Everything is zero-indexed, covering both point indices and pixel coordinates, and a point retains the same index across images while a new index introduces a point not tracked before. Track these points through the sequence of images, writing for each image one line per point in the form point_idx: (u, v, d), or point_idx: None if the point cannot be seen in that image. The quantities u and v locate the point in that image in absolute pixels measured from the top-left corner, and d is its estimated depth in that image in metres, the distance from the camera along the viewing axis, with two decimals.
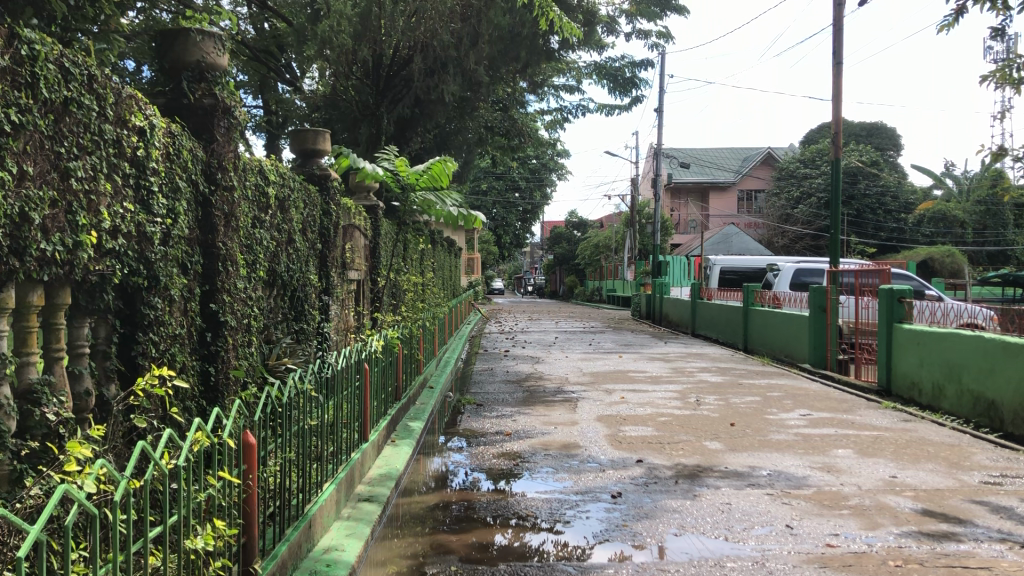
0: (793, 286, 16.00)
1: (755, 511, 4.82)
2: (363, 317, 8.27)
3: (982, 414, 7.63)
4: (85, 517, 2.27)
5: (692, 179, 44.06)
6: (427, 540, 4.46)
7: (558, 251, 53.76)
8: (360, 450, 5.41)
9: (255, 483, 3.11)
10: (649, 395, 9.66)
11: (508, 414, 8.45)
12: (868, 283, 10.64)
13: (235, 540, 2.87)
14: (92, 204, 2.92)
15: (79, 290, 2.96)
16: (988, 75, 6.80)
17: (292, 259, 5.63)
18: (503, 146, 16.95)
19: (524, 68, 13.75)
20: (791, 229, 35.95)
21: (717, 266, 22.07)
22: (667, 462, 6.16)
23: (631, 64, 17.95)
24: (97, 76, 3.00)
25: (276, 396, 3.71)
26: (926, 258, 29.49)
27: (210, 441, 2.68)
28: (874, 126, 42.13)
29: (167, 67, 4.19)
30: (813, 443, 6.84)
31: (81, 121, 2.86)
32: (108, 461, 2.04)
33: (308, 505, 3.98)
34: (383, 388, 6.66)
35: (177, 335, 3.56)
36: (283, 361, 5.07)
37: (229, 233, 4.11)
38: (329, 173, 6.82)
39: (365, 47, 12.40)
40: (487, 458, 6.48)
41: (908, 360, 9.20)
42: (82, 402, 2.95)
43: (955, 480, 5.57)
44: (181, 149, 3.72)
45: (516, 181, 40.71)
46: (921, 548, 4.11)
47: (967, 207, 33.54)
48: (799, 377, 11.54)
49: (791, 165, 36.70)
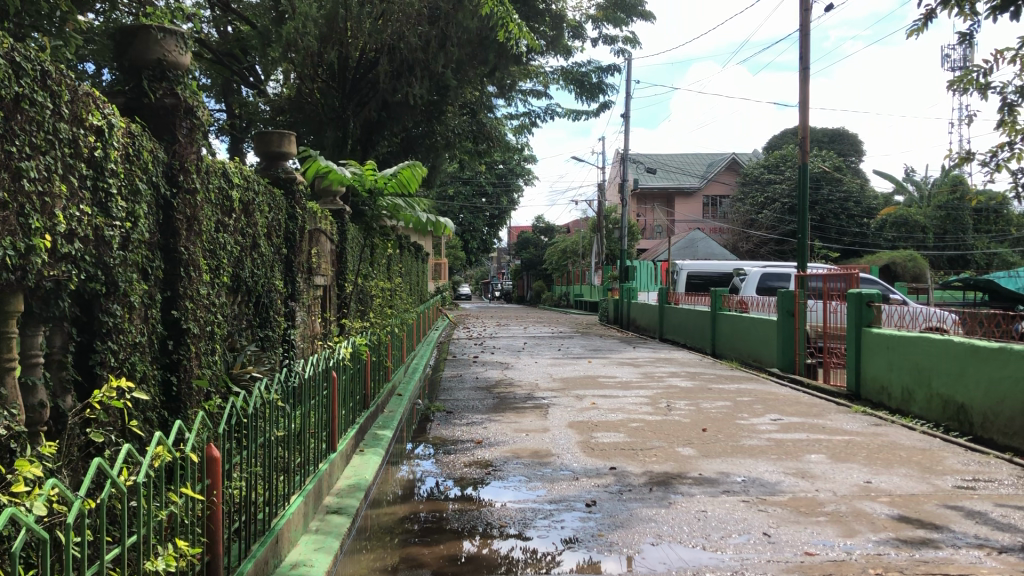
0: (760, 291, 16.06)
1: (731, 519, 4.76)
2: (331, 325, 8.11)
3: (952, 418, 7.64)
4: (34, 538, 2.09)
5: (658, 184, 44.23)
6: (397, 554, 4.32)
7: (526, 256, 53.80)
8: (328, 461, 5.26)
9: (220, 497, 2.96)
10: (619, 400, 9.59)
11: (478, 421, 8.33)
12: (835, 288, 10.65)
13: (198, 558, 2.71)
14: (46, 206, 2.79)
15: (32, 297, 2.86)
16: (953, 80, 6.81)
17: (256, 264, 5.48)
18: (469, 150, 16.81)
19: (492, 72, 13.46)
20: (756, 234, 36.13)
21: (683, 271, 22.13)
22: (640, 470, 6.09)
23: (597, 70, 17.93)
24: (51, 71, 2.86)
25: (240, 406, 3.57)
26: (888, 262, 29.75)
27: (173, 456, 2.52)
28: (837, 132, 42.62)
29: (126, 66, 4.05)
30: (786, 448, 6.81)
31: (32, 119, 2.72)
32: (59, 481, 1.87)
33: (274, 520, 3.83)
34: (352, 394, 6.53)
35: (138, 343, 3.41)
36: (248, 369, 4.93)
37: (191, 237, 3.98)
38: (294, 177, 6.71)
39: (331, 49, 12.27)
40: (457, 466, 6.36)
41: (877, 364, 9.21)
42: (35, 415, 2.84)
43: (929, 485, 5.55)
44: (140, 150, 3.57)
45: (483, 187, 40.71)
46: (900, 556, 4.07)
47: (928, 212, 33.88)
48: (767, 382, 11.55)
49: (755, 170, 37.03)
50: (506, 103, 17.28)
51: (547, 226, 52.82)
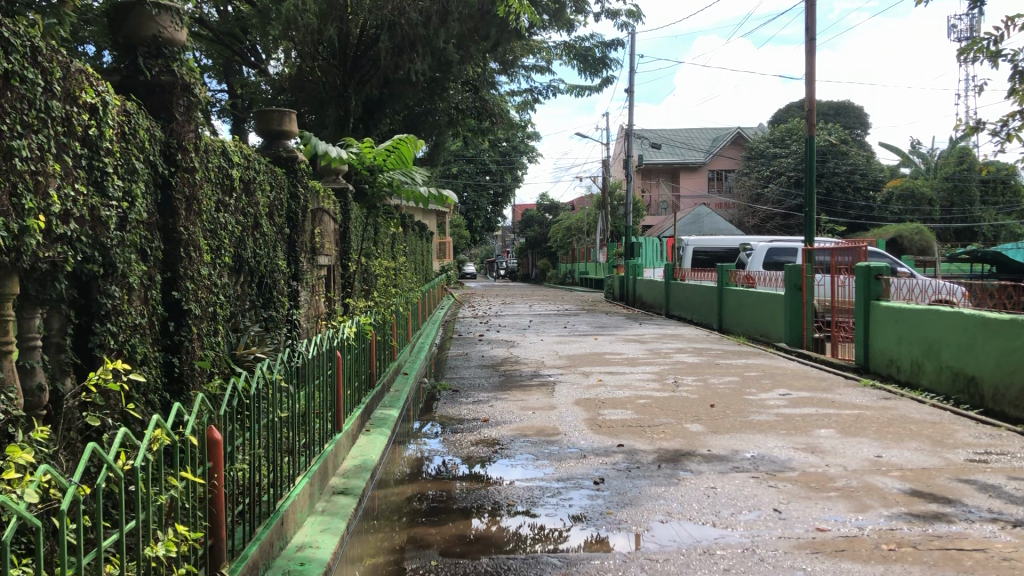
0: (767, 265, 15.96)
1: (741, 495, 4.71)
2: (335, 304, 8.07)
3: (962, 390, 7.57)
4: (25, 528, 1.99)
5: (663, 160, 44.06)
6: (403, 534, 4.28)
7: (530, 234, 53.70)
8: (333, 441, 5.23)
9: (222, 481, 2.89)
10: (626, 377, 9.56)
11: (484, 399, 8.31)
12: (843, 262, 10.56)
13: (201, 544, 2.65)
14: (40, 185, 2.73)
15: (29, 279, 2.80)
16: (963, 48, 6.68)
17: (258, 244, 5.42)
18: (473, 127, 16.71)
19: (494, 47, 13.26)
20: (761, 208, 35.92)
21: (689, 247, 22.03)
22: (648, 446, 6.03)
23: (600, 44, 17.74)
24: (41, 48, 2.79)
25: (242, 387, 3.52)
26: (895, 236, 29.61)
27: (171, 440, 2.45)
28: (843, 105, 42.31)
29: (122, 42, 3.97)
30: (795, 423, 6.76)
31: (23, 97, 2.66)
32: (53, 467, 1.78)
33: (280, 501, 3.80)
34: (357, 375, 6.49)
35: (138, 325, 3.37)
36: (252, 350, 4.87)
37: (190, 217, 3.93)
38: (296, 154, 6.63)
39: (331, 26, 12.24)
40: (464, 445, 6.33)
41: (886, 337, 9.14)
42: (34, 398, 2.80)
43: (941, 458, 5.49)
44: (137, 128, 3.50)
45: (487, 165, 40.48)
46: (913, 531, 4.02)
47: (935, 184, 33.63)
48: (775, 357, 11.49)
49: (760, 145, 36.84)
50: (508, 79, 17.14)
51: (552, 203, 52.61)
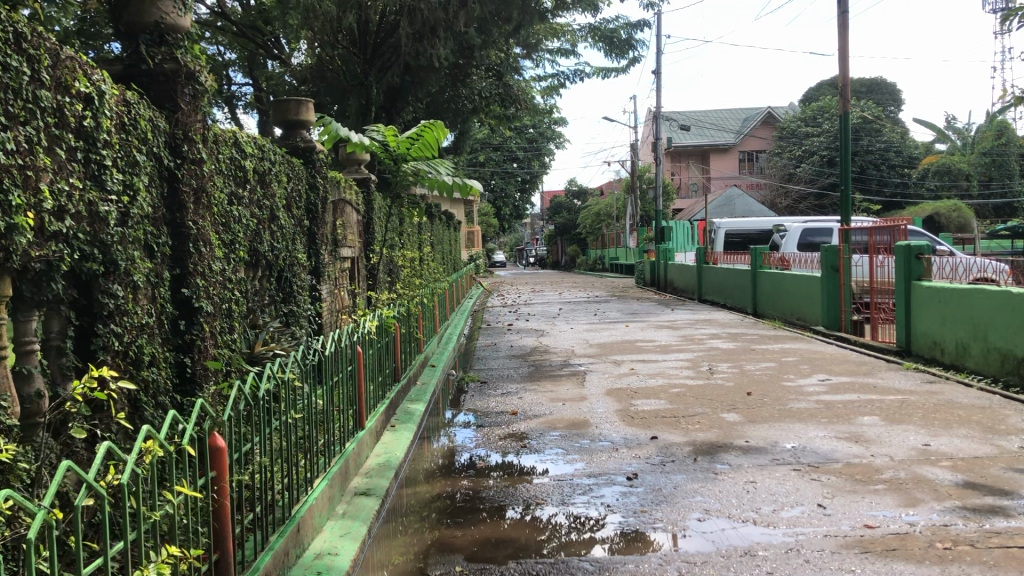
0: (801, 247, 15.62)
1: (782, 490, 4.48)
2: (358, 296, 7.91)
3: (1011, 372, 7.25)
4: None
5: (692, 142, 43.57)
6: (431, 536, 4.10)
7: (559, 221, 53.36)
8: (356, 440, 5.07)
9: (227, 490, 2.73)
10: (659, 365, 9.30)
11: (512, 391, 8.11)
12: (880, 241, 10.21)
13: (201, 561, 2.47)
14: (30, 181, 2.56)
15: (22, 280, 2.63)
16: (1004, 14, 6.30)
17: (276, 238, 5.26)
18: (499, 114, 16.49)
19: (516, 30, 13.03)
20: (795, 188, 35.38)
21: (721, 229, 21.68)
22: (683, 439, 5.80)
23: (626, 25, 17.37)
24: (26, 34, 2.61)
25: (252, 388, 3.33)
26: (931, 214, 29.00)
27: (165, 452, 2.26)
28: (875, 82, 41.55)
29: (123, 31, 3.76)
30: (837, 410, 6.50)
31: (7, 85, 2.47)
32: (14, 494, 1.59)
33: (296, 506, 3.62)
34: (380, 370, 6.29)
35: (145, 324, 3.21)
36: (270, 347, 4.70)
37: (200, 211, 3.77)
38: (313, 145, 6.42)
39: (350, 13, 12.05)
40: (492, 439, 6.12)
41: (930, 319, 8.81)
42: (32, 406, 2.64)
43: (993, 446, 5.21)
44: (137, 118, 3.33)
45: (514, 152, 40.17)
46: (969, 527, 3.77)
47: (972, 160, 32.84)
48: (813, 341, 11.18)
49: (791, 124, 36.33)
50: (533, 64, 16.93)
51: (580, 188, 52.17)
